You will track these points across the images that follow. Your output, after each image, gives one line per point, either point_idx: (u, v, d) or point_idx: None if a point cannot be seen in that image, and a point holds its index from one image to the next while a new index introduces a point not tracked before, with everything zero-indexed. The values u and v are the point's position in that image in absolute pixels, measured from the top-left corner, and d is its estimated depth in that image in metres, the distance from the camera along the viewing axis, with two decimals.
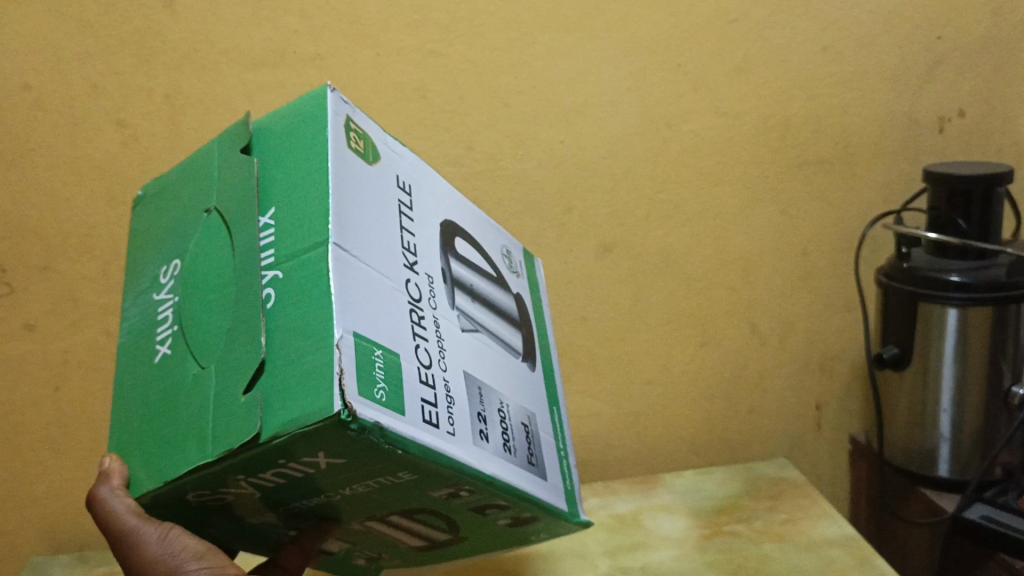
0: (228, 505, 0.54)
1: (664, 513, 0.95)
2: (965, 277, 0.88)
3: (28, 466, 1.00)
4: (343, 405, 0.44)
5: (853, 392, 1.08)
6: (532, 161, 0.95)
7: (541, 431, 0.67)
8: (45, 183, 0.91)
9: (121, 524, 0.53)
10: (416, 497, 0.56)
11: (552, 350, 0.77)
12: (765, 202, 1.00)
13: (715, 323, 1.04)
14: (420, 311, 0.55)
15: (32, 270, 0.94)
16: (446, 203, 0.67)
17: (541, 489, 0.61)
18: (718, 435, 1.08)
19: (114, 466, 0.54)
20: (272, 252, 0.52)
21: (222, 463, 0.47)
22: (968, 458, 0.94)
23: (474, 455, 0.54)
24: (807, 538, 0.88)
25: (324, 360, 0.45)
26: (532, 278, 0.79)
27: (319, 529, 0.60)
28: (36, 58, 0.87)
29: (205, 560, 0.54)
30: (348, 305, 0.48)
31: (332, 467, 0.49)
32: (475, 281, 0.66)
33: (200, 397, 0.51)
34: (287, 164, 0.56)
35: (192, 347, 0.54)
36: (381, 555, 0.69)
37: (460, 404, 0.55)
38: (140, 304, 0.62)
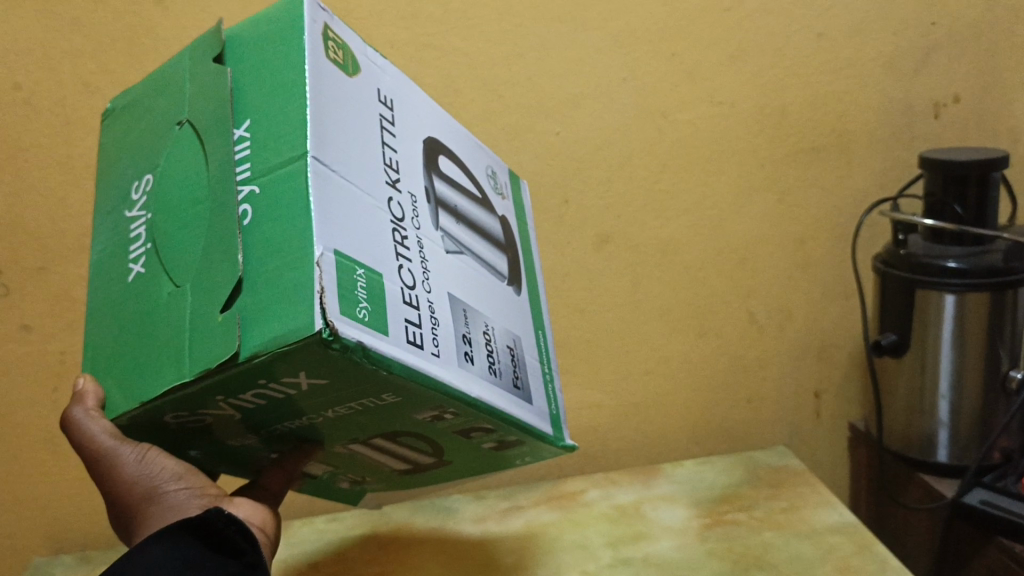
0: (209, 426, 0.54)
1: (665, 504, 0.95)
2: (961, 263, 0.88)
3: (28, 466, 1.00)
4: (324, 324, 0.43)
5: (851, 379, 1.08)
6: (528, 154, 0.95)
7: (528, 355, 0.66)
8: (40, 183, 0.91)
9: (97, 446, 0.54)
10: (401, 419, 0.56)
11: (539, 278, 0.76)
12: (762, 191, 1.00)
13: (713, 312, 1.04)
14: (403, 231, 0.54)
15: (28, 272, 0.93)
16: (429, 120, 0.65)
17: (528, 413, 0.61)
18: (718, 423, 1.09)
19: (88, 386, 0.54)
20: (248, 167, 0.51)
21: (202, 382, 0.47)
22: (966, 444, 0.94)
23: (459, 377, 0.53)
24: (808, 525, 0.88)
25: (304, 278, 0.45)
26: (518, 201, 0.78)
27: (301, 451, 0.61)
28: (28, 57, 0.87)
29: (183, 480, 0.56)
30: (328, 221, 0.47)
31: (315, 387, 0.49)
32: (460, 203, 0.64)
33: (177, 315, 0.50)
34: (261, 76, 0.54)
35: (167, 265, 0.53)
36: (365, 478, 0.72)
37: (445, 325, 0.54)
38: (112, 222, 0.61)
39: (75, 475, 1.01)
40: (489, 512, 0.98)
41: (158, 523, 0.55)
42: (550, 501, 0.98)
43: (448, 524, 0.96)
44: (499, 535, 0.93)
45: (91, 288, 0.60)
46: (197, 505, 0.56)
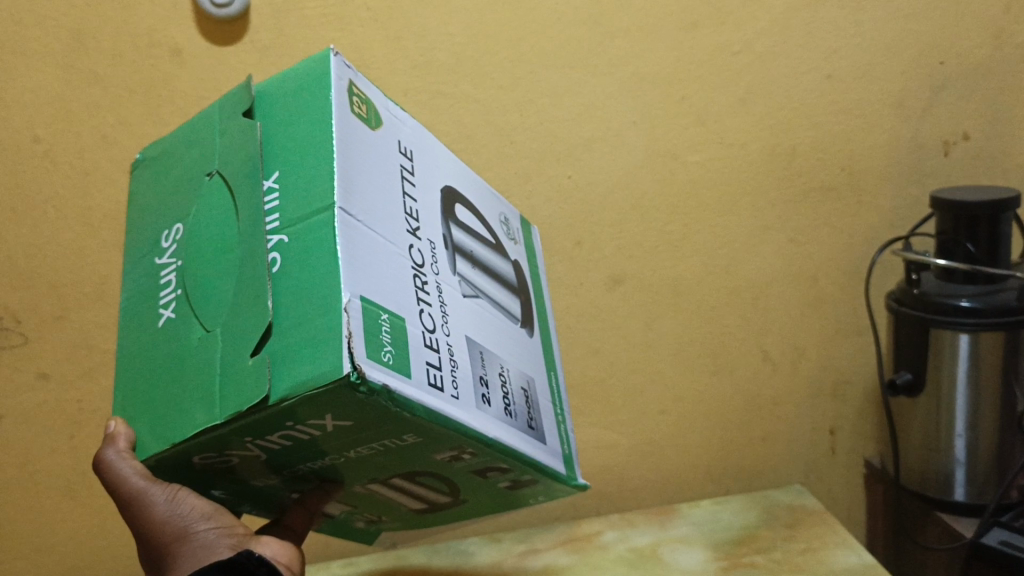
0: (233, 468, 0.54)
1: (682, 546, 0.95)
2: (975, 302, 0.88)
3: (45, 513, 1.01)
4: (352, 367, 0.43)
5: (866, 416, 1.08)
6: (540, 197, 0.96)
7: (540, 395, 0.66)
8: (58, 233, 0.92)
9: (129, 486, 0.54)
10: (419, 459, 0.56)
11: (548, 317, 0.76)
12: (773, 230, 1.01)
13: (726, 351, 1.04)
14: (423, 277, 0.54)
15: (46, 320, 0.94)
16: (446, 169, 0.66)
17: (542, 452, 0.61)
18: (733, 461, 1.08)
19: (119, 428, 0.53)
20: (278, 217, 0.51)
21: (229, 425, 0.47)
22: (984, 482, 0.94)
23: (477, 419, 0.53)
24: (826, 568, 0.88)
25: (332, 323, 0.45)
26: (530, 247, 0.78)
27: (322, 490, 0.60)
28: (47, 109, 0.88)
29: (213, 520, 0.56)
30: (354, 267, 0.47)
31: (339, 430, 0.49)
32: (476, 248, 0.64)
33: (205, 360, 0.50)
34: (290, 127, 0.55)
35: (198, 313, 0.53)
36: (380, 517, 0.72)
37: (464, 369, 0.54)
38: (141, 269, 0.61)
39: (91, 521, 1.02)
40: (506, 555, 0.98)
41: (189, 564, 0.54)
42: (567, 544, 0.98)
43: (465, 568, 0.96)
44: None
45: (119, 330, 0.59)
46: (227, 545, 0.55)
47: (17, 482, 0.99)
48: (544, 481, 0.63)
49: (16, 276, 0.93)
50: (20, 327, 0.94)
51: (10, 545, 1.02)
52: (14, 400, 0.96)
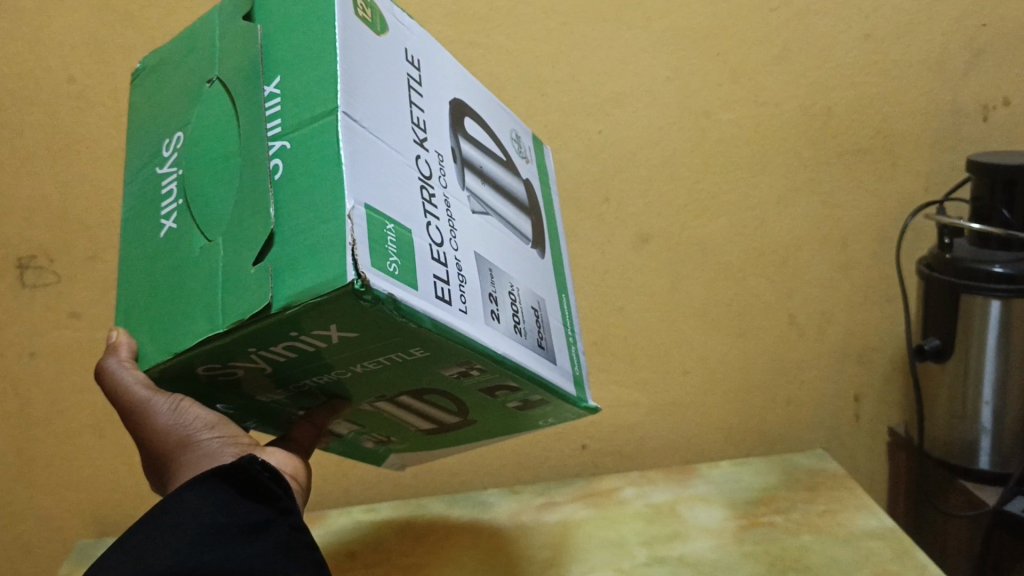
0: (237, 381, 0.55)
1: (701, 504, 0.95)
2: (1009, 268, 0.86)
3: (74, 451, 1.03)
4: (356, 276, 0.44)
5: (893, 382, 1.07)
6: (569, 152, 0.95)
7: (550, 316, 0.66)
8: (91, 174, 0.93)
9: (131, 396, 0.54)
10: (427, 376, 0.56)
11: (560, 239, 0.76)
12: (805, 192, 0.99)
13: (752, 313, 1.03)
14: (430, 188, 0.54)
15: (79, 260, 0.95)
16: (455, 82, 0.65)
17: (551, 372, 0.61)
18: (754, 424, 1.08)
19: (121, 338, 0.55)
20: (279, 122, 0.51)
21: (234, 334, 0.48)
22: (1010, 451, 0.93)
23: (485, 333, 0.54)
24: (845, 529, 0.88)
25: (336, 231, 0.45)
26: (542, 166, 0.78)
27: (329, 408, 0.61)
28: (82, 49, 0.89)
29: (217, 429, 0.57)
30: (359, 174, 0.48)
31: (344, 341, 0.50)
32: (485, 165, 0.64)
33: (208, 268, 0.51)
34: (288, 30, 0.54)
35: (199, 220, 0.54)
36: (390, 438, 0.73)
37: (472, 283, 0.54)
38: (144, 178, 0.61)
39: (119, 459, 1.04)
40: (525, 506, 0.98)
41: (194, 470, 0.56)
42: (585, 498, 0.99)
43: (484, 518, 0.97)
44: (533, 531, 0.93)
45: (122, 243, 0.60)
46: (231, 452, 0.57)
47: (48, 420, 1.01)
48: (554, 402, 0.64)
49: (49, 215, 0.94)
50: (53, 266, 0.96)
51: (40, 482, 1.04)
52: (47, 339, 0.98)
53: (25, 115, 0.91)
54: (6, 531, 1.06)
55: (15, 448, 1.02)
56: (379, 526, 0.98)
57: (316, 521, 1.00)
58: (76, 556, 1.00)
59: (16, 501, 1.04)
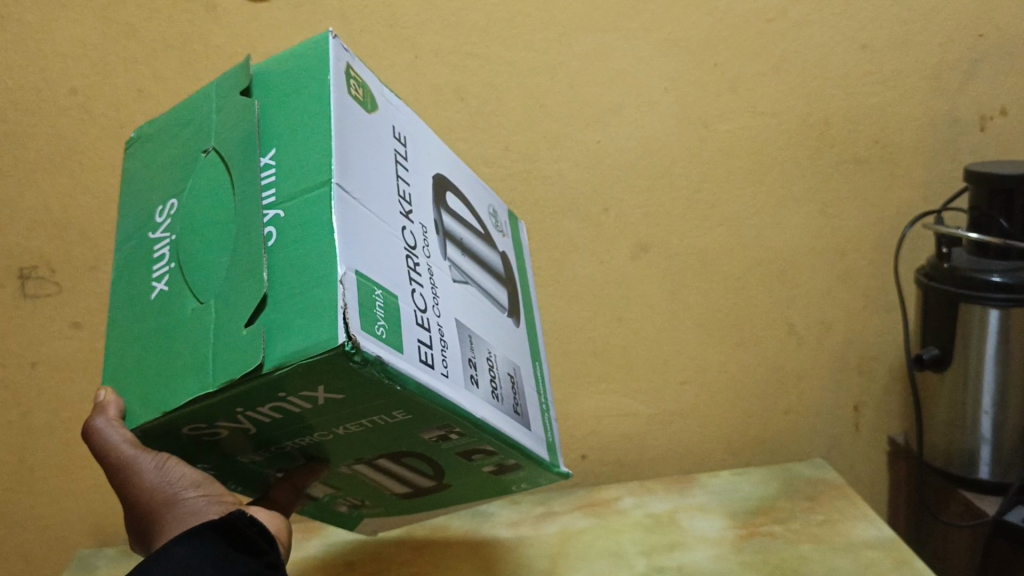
0: (223, 441, 0.55)
1: (700, 513, 0.95)
2: (1007, 277, 0.87)
3: (74, 460, 1.03)
4: (347, 338, 0.45)
5: (892, 393, 1.07)
6: (568, 162, 0.96)
7: (525, 383, 0.67)
8: (92, 185, 0.93)
9: (116, 455, 0.53)
10: (407, 438, 0.57)
11: (535, 311, 0.77)
12: (803, 202, 1.00)
13: (751, 323, 1.03)
14: (416, 258, 0.55)
15: (80, 270, 0.96)
16: (436, 159, 0.66)
17: (526, 436, 0.62)
18: (754, 434, 1.08)
19: (109, 398, 0.54)
20: (274, 192, 0.52)
21: (222, 393, 0.48)
22: (1010, 460, 0.92)
23: (465, 398, 0.55)
24: (845, 540, 0.87)
25: (328, 294, 0.46)
26: (518, 241, 0.79)
27: (309, 469, 0.62)
28: (84, 61, 0.89)
29: (202, 488, 0.55)
30: (350, 242, 0.48)
31: (329, 402, 0.50)
32: (467, 236, 0.65)
33: (199, 330, 0.51)
34: (284, 107, 0.55)
35: (191, 285, 0.54)
36: (364, 502, 0.73)
37: (453, 349, 0.55)
38: (134, 242, 0.62)
39: None
40: (524, 517, 0.98)
41: (176, 530, 0.54)
42: (585, 508, 0.99)
43: (483, 529, 0.97)
44: (532, 542, 0.93)
45: (111, 303, 0.60)
46: (215, 511, 0.55)
47: (49, 430, 1.01)
48: (529, 467, 0.64)
49: (51, 226, 0.94)
50: (54, 277, 0.96)
51: (40, 492, 1.04)
52: (49, 350, 0.98)
53: (27, 126, 0.91)
54: (6, 541, 1.06)
55: (16, 458, 1.02)
56: (378, 538, 0.97)
57: (316, 533, 1.00)
58: (77, 566, 1.00)
59: (17, 510, 1.05)
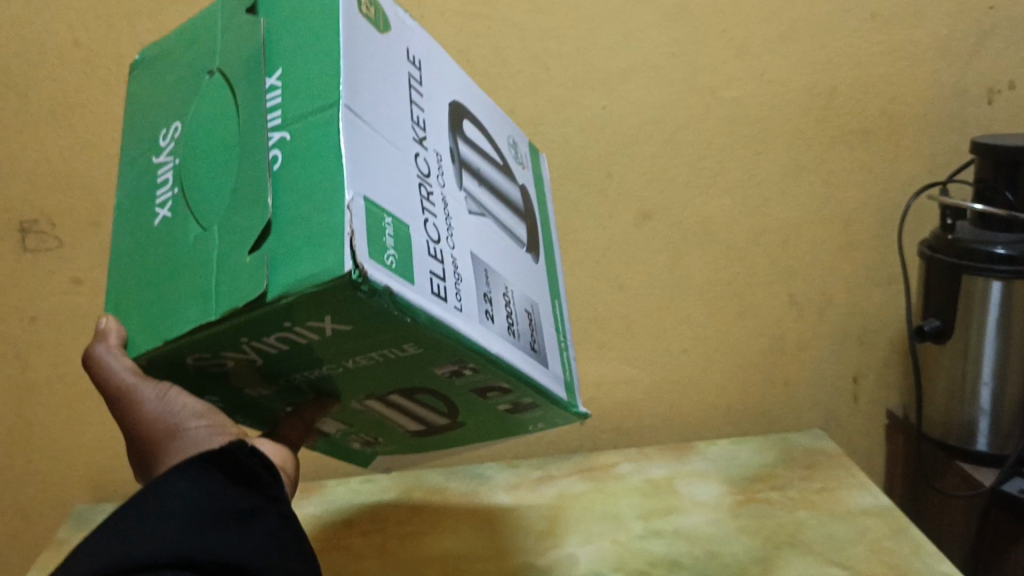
0: (228, 373, 0.55)
1: (698, 480, 0.95)
2: (1010, 249, 0.86)
3: (74, 416, 1.03)
4: (353, 266, 0.45)
5: (892, 365, 1.07)
6: (573, 127, 0.95)
7: (543, 320, 0.67)
8: (96, 139, 0.93)
9: (118, 383, 0.53)
10: (420, 373, 0.57)
11: (554, 245, 0.77)
12: (808, 172, 0.99)
13: (753, 293, 1.03)
14: (429, 187, 0.55)
15: (82, 225, 0.96)
16: (455, 84, 0.66)
17: (541, 374, 0.62)
18: (753, 404, 1.08)
19: (112, 326, 0.54)
20: (280, 114, 0.51)
21: (226, 322, 0.48)
22: (1008, 433, 0.93)
23: (480, 332, 0.55)
24: (842, 507, 0.88)
25: (334, 221, 0.46)
26: (537, 173, 0.79)
27: (319, 404, 0.62)
28: (88, 13, 0.89)
29: (205, 418, 0.56)
30: (360, 169, 0.48)
31: (337, 334, 0.50)
32: (482, 169, 0.65)
33: (203, 255, 0.51)
34: (289, 24, 0.54)
35: (196, 209, 0.54)
36: (377, 440, 0.74)
37: (467, 282, 0.55)
38: (139, 166, 0.61)
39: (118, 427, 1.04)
40: (522, 480, 0.99)
41: (180, 458, 0.55)
42: (583, 473, 0.99)
43: (481, 492, 0.97)
44: (530, 506, 0.93)
45: (115, 230, 0.60)
46: (218, 441, 0.56)
47: (49, 384, 1.01)
48: (545, 406, 0.65)
49: (52, 179, 0.94)
50: (55, 231, 0.96)
51: (40, 447, 1.04)
52: (50, 304, 0.98)
53: (30, 78, 0.91)
54: (6, 495, 1.06)
55: (15, 413, 1.02)
56: (378, 497, 0.98)
57: (315, 492, 1.00)
58: (74, 522, 1.00)
59: (16, 465, 1.05)
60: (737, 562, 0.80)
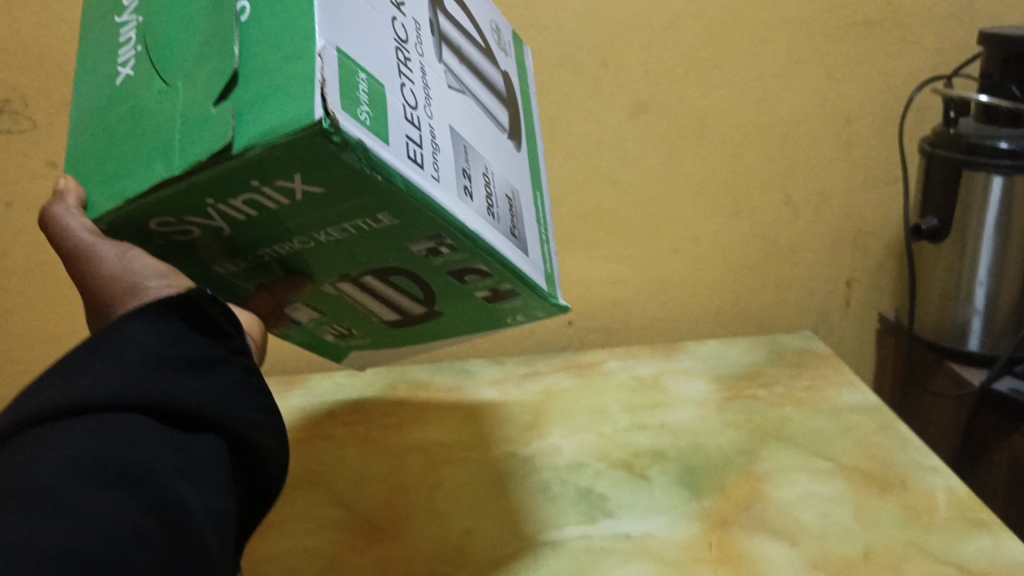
0: (194, 243, 0.53)
1: (685, 376, 0.94)
2: (1015, 143, 0.83)
3: (55, 304, 1.02)
4: (324, 114, 0.41)
5: (886, 269, 1.05)
6: (568, 11, 0.89)
7: (526, 209, 0.63)
8: (62, 15, 0.88)
9: (76, 241, 0.51)
10: (395, 250, 0.54)
11: (537, 140, 0.73)
12: (811, 64, 0.95)
13: (748, 192, 1.00)
14: (406, 52, 0.51)
15: (55, 106, 0.92)
16: None
17: (524, 261, 0.58)
18: (744, 306, 1.07)
19: (70, 184, 0.51)
20: None
21: (189, 179, 0.44)
22: (1001, 333, 0.91)
23: (459, 207, 0.51)
24: (828, 403, 0.87)
25: (304, 68, 0.42)
26: (520, 62, 0.75)
27: (290, 283, 0.60)
28: None
29: (168, 279, 0.53)
30: (331, 18, 0.45)
31: (308, 198, 0.47)
32: (462, 45, 0.61)
33: (165, 110, 0.48)
34: None
35: (157, 65, 0.51)
36: (351, 332, 0.72)
37: (446, 154, 0.52)
38: (101, 31, 0.58)
39: None
40: (508, 375, 0.98)
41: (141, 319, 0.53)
42: (569, 369, 0.98)
43: (467, 385, 0.97)
44: (515, 399, 0.92)
45: (74, 92, 0.57)
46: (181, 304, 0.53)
47: (28, 272, 1.00)
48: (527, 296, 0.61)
49: (20, 57, 0.90)
50: (28, 112, 0.92)
51: (22, 335, 1.03)
52: (25, 189, 0.95)
53: None
54: None
55: None
56: (361, 391, 0.97)
57: (298, 384, 1.00)
58: None
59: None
60: (721, 454, 0.80)
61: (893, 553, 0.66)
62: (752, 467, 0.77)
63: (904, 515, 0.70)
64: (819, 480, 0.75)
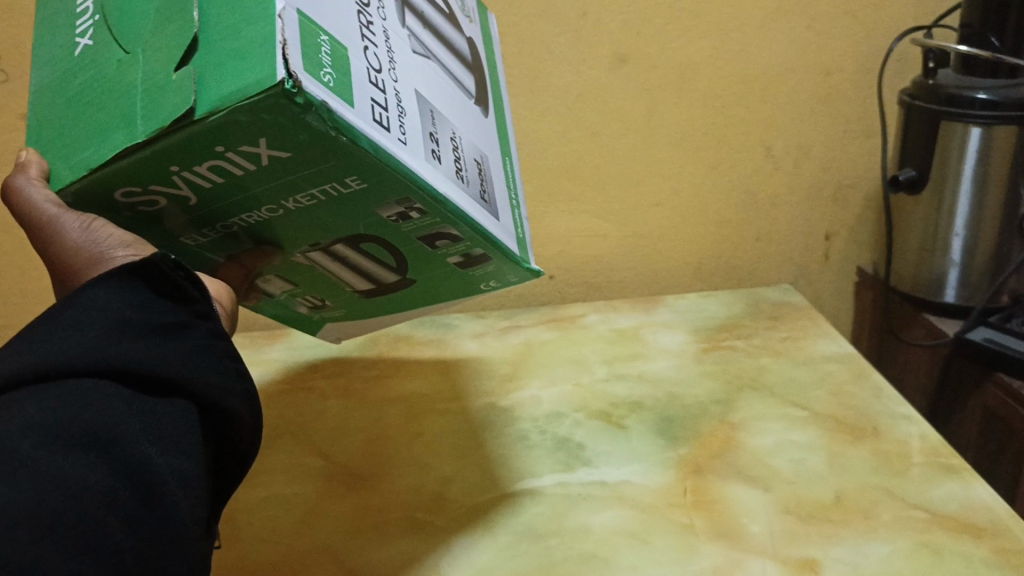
0: (160, 213, 0.52)
1: (664, 329, 0.94)
2: (993, 94, 0.83)
3: (32, 261, 1.01)
4: (287, 75, 0.40)
5: (865, 221, 1.06)
6: None
7: (496, 173, 0.62)
8: None
9: (38, 214, 0.50)
10: (365, 215, 0.54)
11: (506, 106, 0.72)
12: (793, 14, 0.94)
13: (728, 145, 1.00)
14: (368, 16, 0.50)
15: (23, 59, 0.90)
16: None
17: (493, 225, 0.57)
18: (725, 259, 1.07)
19: (32, 159, 0.51)
20: None
21: (151, 147, 0.44)
22: (976, 285, 0.92)
23: (426, 170, 0.50)
24: (805, 354, 0.88)
25: (264, 31, 0.41)
26: (485, 28, 0.74)
27: (261, 253, 0.59)
28: None
29: (133, 249, 0.52)
30: None
31: (274, 163, 0.46)
32: (429, 12, 0.60)
33: (125, 80, 0.47)
34: None
35: (117, 34, 0.50)
36: (324, 303, 0.72)
37: (412, 118, 0.51)
38: (57, 3, 0.57)
39: None
40: (488, 328, 0.98)
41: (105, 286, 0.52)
42: (549, 322, 0.98)
43: (448, 339, 0.97)
44: (495, 351, 0.93)
45: (31, 63, 0.56)
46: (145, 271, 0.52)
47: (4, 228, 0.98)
48: (497, 260, 0.60)
49: None
50: (0, 64, 0.89)
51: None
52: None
53: None
54: None
55: None
56: (344, 343, 0.97)
57: (279, 337, 1.00)
58: None
59: None
60: (698, 404, 0.80)
61: (864, 498, 0.67)
62: (728, 416, 0.78)
63: (876, 461, 0.71)
64: (794, 427, 0.76)
